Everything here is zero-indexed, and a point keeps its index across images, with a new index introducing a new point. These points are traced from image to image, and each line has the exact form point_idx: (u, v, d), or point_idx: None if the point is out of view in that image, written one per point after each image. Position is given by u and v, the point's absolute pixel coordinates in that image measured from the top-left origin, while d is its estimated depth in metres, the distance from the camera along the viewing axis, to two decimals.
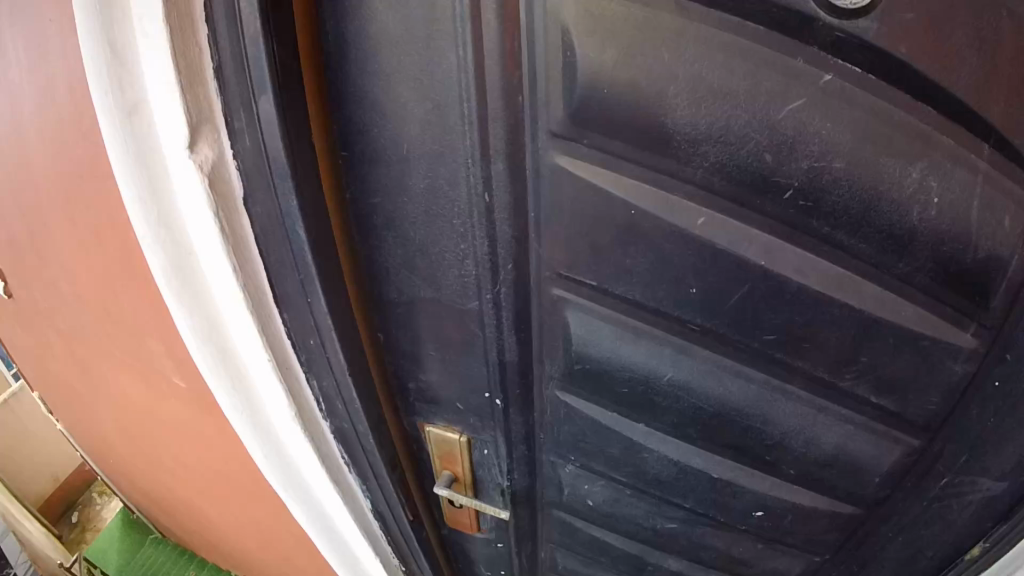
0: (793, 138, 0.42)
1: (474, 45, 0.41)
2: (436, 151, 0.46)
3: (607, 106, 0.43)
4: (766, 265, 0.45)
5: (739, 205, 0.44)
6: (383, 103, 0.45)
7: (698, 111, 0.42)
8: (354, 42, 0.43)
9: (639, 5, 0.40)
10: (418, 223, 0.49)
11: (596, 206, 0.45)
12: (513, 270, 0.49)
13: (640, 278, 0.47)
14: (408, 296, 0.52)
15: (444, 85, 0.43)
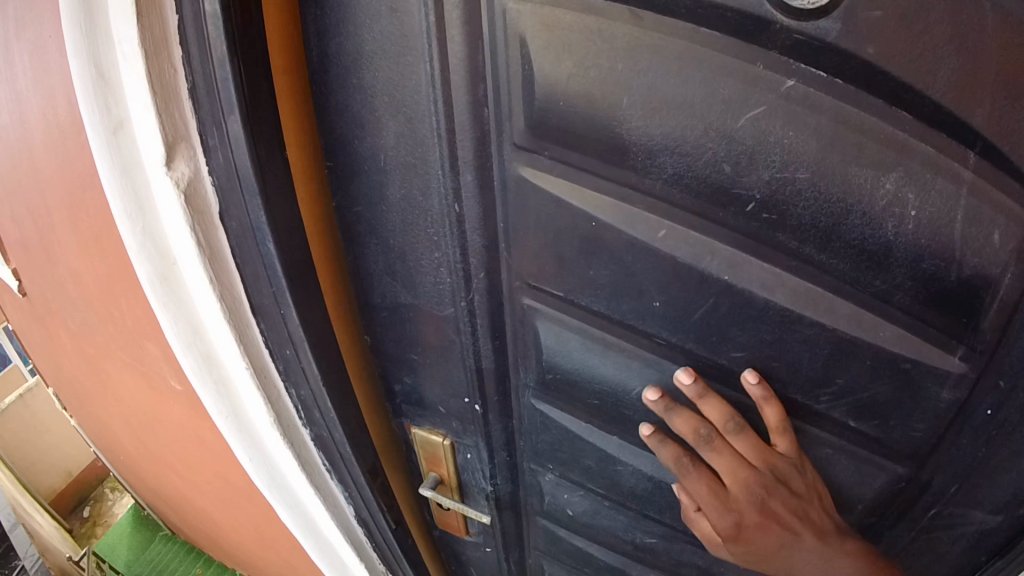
0: (752, 148, 0.40)
1: (440, 60, 0.41)
2: (410, 163, 0.45)
3: (566, 116, 0.42)
4: (730, 279, 0.44)
5: (700, 217, 0.43)
6: (361, 115, 0.45)
7: (652, 120, 0.41)
8: (334, 58, 0.43)
9: (591, 15, 0.39)
10: (396, 231, 0.49)
11: (560, 217, 0.45)
12: (485, 278, 0.48)
13: (604, 290, 0.46)
14: (391, 301, 0.52)
15: (412, 97, 0.42)
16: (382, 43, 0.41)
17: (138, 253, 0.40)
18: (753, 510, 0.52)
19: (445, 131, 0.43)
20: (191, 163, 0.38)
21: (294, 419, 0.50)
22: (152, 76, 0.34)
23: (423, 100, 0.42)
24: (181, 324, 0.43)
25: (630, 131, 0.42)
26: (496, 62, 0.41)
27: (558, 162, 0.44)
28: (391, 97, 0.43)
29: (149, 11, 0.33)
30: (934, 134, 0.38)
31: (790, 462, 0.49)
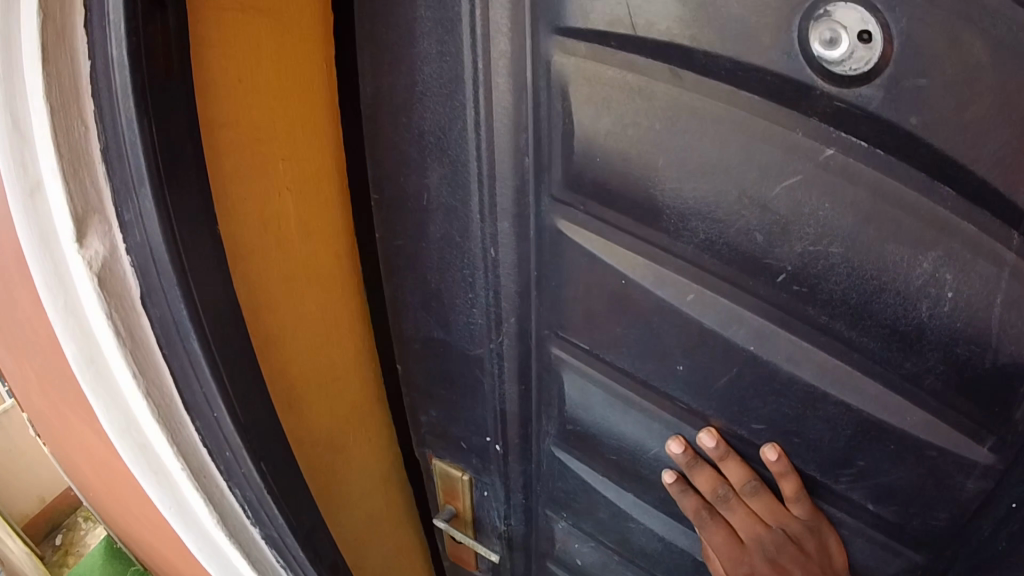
0: (786, 218, 0.40)
1: (486, 104, 0.43)
2: (452, 201, 0.46)
3: (603, 171, 0.42)
4: (756, 350, 0.43)
5: (731, 285, 0.43)
6: (408, 153, 0.47)
7: (688, 183, 0.41)
8: (387, 98, 0.46)
9: (634, 73, 0.40)
10: (435, 268, 0.50)
11: (591, 271, 0.45)
12: (516, 324, 0.48)
13: (630, 348, 0.46)
14: (422, 333, 0.53)
15: (459, 137, 0.44)
16: (435, 86, 0.44)
17: (65, 334, 0.38)
18: (765, 565, 0.50)
19: (485, 176, 0.44)
20: (107, 238, 0.36)
21: (242, 519, 0.46)
22: (57, 131, 0.33)
23: (467, 141, 0.44)
24: (113, 411, 0.40)
25: (664, 195, 0.42)
26: (541, 112, 0.42)
27: (593, 224, 0.44)
28: (439, 139, 0.45)
29: (58, 57, 0.32)
30: (978, 213, 0.38)
31: (803, 523, 0.47)
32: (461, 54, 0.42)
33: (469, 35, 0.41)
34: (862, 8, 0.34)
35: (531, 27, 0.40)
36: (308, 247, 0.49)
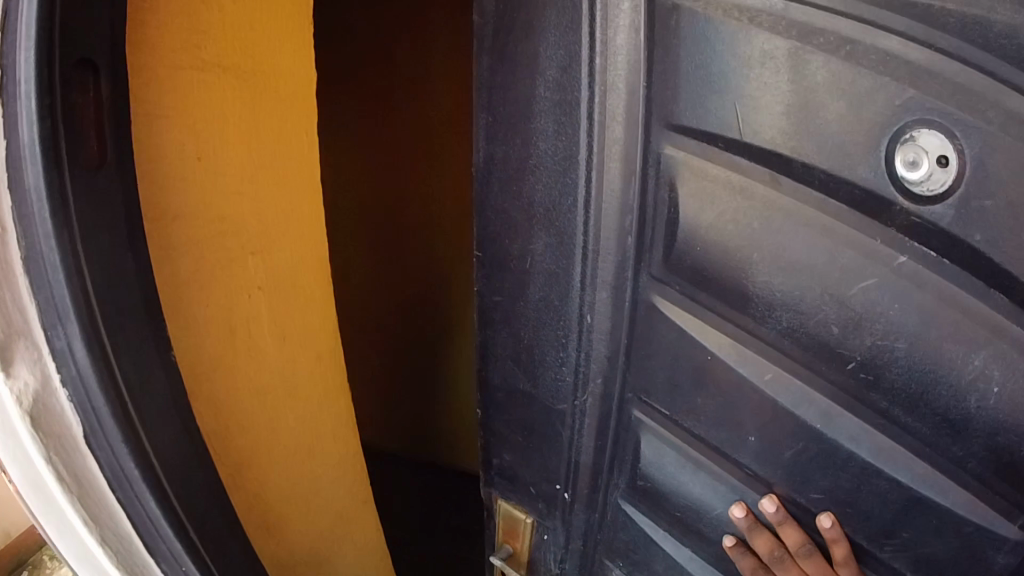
0: (860, 315, 0.45)
1: (599, 185, 0.48)
2: (554, 262, 0.52)
3: (701, 258, 0.47)
4: (822, 429, 0.48)
5: (806, 368, 0.47)
6: (518, 219, 0.53)
7: (777, 277, 0.46)
8: (503, 168, 0.53)
9: (736, 174, 0.45)
10: (529, 323, 0.56)
11: (681, 344, 0.49)
12: (602, 384, 0.53)
13: (707, 417, 0.51)
14: (509, 383, 0.59)
15: (564, 208, 0.50)
16: (550, 161, 0.50)
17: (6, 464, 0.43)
18: None
19: (588, 249, 0.50)
20: (37, 368, 0.42)
21: None
22: None
23: (575, 216, 0.50)
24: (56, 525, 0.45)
25: (757, 286, 0.46)
26: (648, 197, 0.47)
27: (686, 305, 0.49)
28: (547, 209, 0.51)
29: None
30: None
31: None
32: (577, 136, 0.48)
33: (587, 122, 0.47)
34: (942, 136, 0.39)
35: (645, 121, 0.46)
36: (242, 306, 0.62)
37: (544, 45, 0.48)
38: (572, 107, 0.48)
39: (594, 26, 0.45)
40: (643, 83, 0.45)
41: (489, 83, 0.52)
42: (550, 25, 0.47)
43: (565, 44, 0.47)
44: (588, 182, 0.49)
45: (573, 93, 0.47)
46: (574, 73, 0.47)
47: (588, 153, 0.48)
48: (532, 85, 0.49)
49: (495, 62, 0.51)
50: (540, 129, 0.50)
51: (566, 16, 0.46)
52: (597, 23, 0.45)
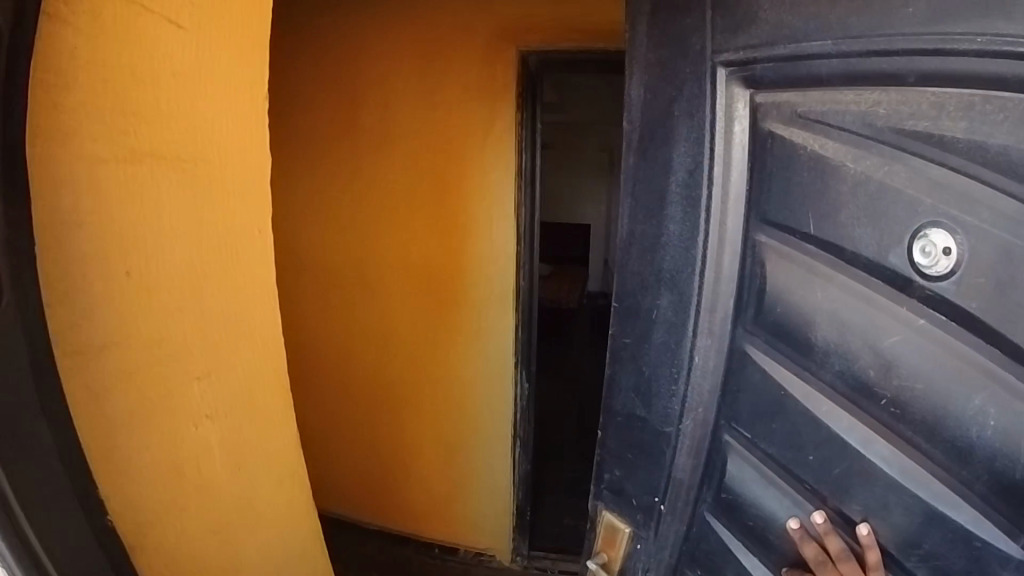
0: (890, 363, 0.62)
1: (712, 262, 0.75)
2: (675, 308, 0.80)
3: (785, 313, 0.70)
4: (861, 450, 0.65)
5: (853, 402, 0.65)
6: (652, 284, 0.83)
7: (834, 332, 0.65)
8: (648, 245, 0.83)
9: (809, 259, 0.67)
10: (650, 361, 0.84)
11: (763, 380, 0.72)
12: (702, 409, 0.79)
13: (776, 436, 0.72)
14: (628, 410, 0.89)
15: (684, 274, 0.78)
16: (677, 244, 0.78)
17: None
18: None
19: (703, 304, 0.77)
20: None
21: None
22: None
23: (693, 280, 0.77)
24: None
25: (818, 338, 0.66)
26: (746, 274, 0.73)
27: (767, 348, 0.72)
28: (672, 275, 0.80)
29: None
30: (1017, 367, 0.53)
31: None
32: (697, 225, 0.75)
33: (705, 214, 0.74)
34: (948, 233, 0.56)
35: (744, 214, 0.72)
36: (189, 436, 0.72)
37: (675, 155, 0.77)
38: (696, 204, 0.75)
39: (711, 150, 0.72)
40: (744, 185, 0.71)
41: (638, 171, 0.82)
42: (681, 144, 0.76)
43: (692, 156, 0.75)
44: (702, 257, 0.76)
45: (697, 193, 0.75)
46: (697, 181, 0.75)
47: (703, 236, 0.75)
48: (666, 183, 0.78)
49: (642, 159, 0.82)
50: (670, 217, 0.79)
51: (693, 137, 0.74)
52: (719, 145, 0.72)
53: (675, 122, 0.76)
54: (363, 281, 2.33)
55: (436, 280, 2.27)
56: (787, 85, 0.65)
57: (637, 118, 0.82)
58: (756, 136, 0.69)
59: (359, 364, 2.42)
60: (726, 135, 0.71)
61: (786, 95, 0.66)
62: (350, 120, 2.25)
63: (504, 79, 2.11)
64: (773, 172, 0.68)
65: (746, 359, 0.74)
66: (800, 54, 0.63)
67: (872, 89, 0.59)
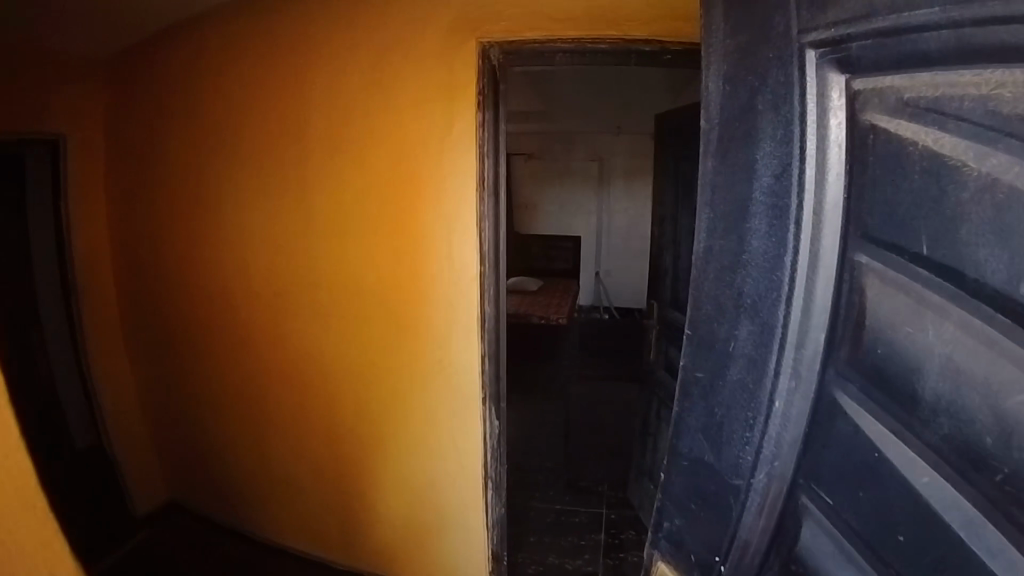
0: (1013, 428, 0.43)
1: (793, 289, 0.61)
2: (756, 340, 0.66)
3: (884, 353, 0.53)
4: (967, 539, 0.47)
5: (961, 475, 0.47)
6: (727, 310, 0.70)
7: (945, 381, 0.48)
8: (725, 264, 0.69)
9: (920, 283, 0.49)
10: (724, 401, 0.72)
11: (853, 439, 0.57)
12: (778, 466, 0.65)
13: (866, 505, 0.56)
14: (694, 453, 0.77)
15: (767, 300, 0.64)
16: (759, 263, 0.64)
17: None
18: None
19: (790, 340, 0.62)
20: None
21: None
22: None
23: (778, 307, 0.63)
24: None
25: (925, 390, 0.49)
26: (844, 304, 0.57)
27: (866, 403, 0.56)
28: (754, 300, 0.66)
29: None
30: None
31: None
32: (785, 240, 0.61)
33: (795, 227, 0.59)
34: None
35: (843, 228, 0.56)
36: None
37: (759, 154, 0.62)
38: (784, 217, 0.60)
39: (805, 146, 0.57)
40: (844, 193, 0.55)
41: (717, 174, 0.69)
42: (767, 139, 0.61)
43: (778, 154, 0.60)
44: (788, 279, 0.61)
45: (785, 203, 0.60)
46: (786, 188, 0.60)
47: (791, 251, 0.60)
48: (749, 188, 0.64)
49: (721, 159, 0.69)
50: (753, 230, 0.64)
51: (780, 135, 0.60)
52: (810, 142, 0.57)
53: (760, 111, 0.62)
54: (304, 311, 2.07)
55: (384, 312, 1.98)
56: (889, 66, 0.49)
57: (717, 110, 0.69)
58: (855, 132, 0.53)
59: (300, 394, 2.16)
60: (821, 131, 0.56)
61: (889, 79, 0.49)
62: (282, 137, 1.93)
63: (464, 88, 1.76)
64: (879, 176, 0.52)
65: (836, 410, 0.59)
66: (897, 26, 0.47)
67: (984, 65, 0.40)
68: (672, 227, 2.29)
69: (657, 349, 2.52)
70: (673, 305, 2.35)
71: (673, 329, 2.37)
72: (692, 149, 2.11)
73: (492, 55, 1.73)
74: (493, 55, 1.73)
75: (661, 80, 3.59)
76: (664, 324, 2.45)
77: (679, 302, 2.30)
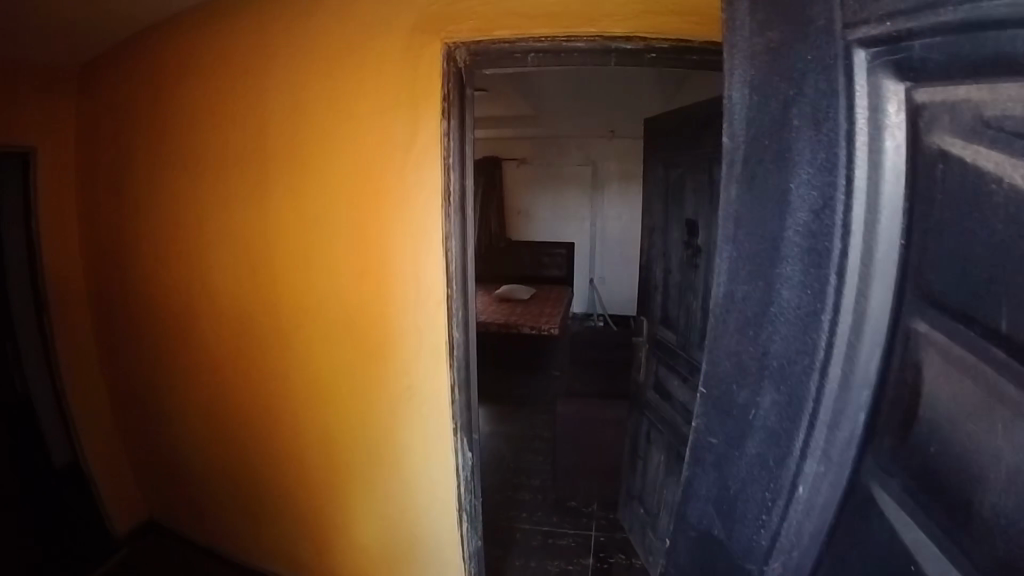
0: None
1: (827, 354, 0.42)
2: (778, 416, 0.46)
3: (940, 453, 0.37)
4: None
5: None
6: (746, 364, 0.49)
7: (1010, 489, 0.31)
8: (747, 307, 0.49)
9: (990, 350, 0.32)
10: (737, 475, 0.51)
11: (886, 548, 0.39)
12: (802, 557, 0.46)
13: None
14: (701, 524, 0.57)
15: (798, 371, 0.44)
16: (789, 320, 0.45)
17: None
18: None
19: (821, 421, 0.43)
20: None
21: None
22: None
23: (809, 379, 0.43)
24: None
25: (986, 505, 0.32)
26: (895, 375, 0.40)
27: (901, 505, 0.39)
28: (780, 365, 0.46)
29: None
30: None
31: None
32: (825, 293, 0.42)
33: (837, 281, 0.41)
34: None
35: (897, 285, 0.39)
36: None
37: (795, 182, 0.43)
38: (825, 261, 0.41)
39: (853, 171, 0.38)
40: (900, 237, 0.38)
41: (741, 210, 0.49)
42: (804, 161, 0.42)
43: (820, 183, 0.41)
44: (830, 352, 0.42)
45: (827, 246, 0.41)
46: (830, 227, 0.40)
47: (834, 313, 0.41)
48: (781, 228, 0.45)
49: (746, 189, 0.48)
50: (784, 276, 0.45)
51: (821, 158, 0.40)
52: (860, 174, 0.38)
53: (794, 130, 0.42)
54: (282, 325, 1.91)
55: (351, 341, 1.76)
56: (959, 71, 0.31)
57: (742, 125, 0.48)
58: (920, 165, 0.35)
59: (284, 409, 2.02)
60: (874, 154, 0.37)
61: (964, 90, 0.31)
62: (258, 138, 1.77)
63: (430, 98, 1.46)
64: (948, 223, 0.34)
65: (872, 509, 0.41)
66: (980, 17, 0.28)
67: None
68: (662, 241, 2.14)
69: (647, 367, 2.39)
70: (663, 322, 2.21)
71: (662, 348, 2.23)
72: (682, 160, 1.96)
73: (460, 56, 1.42)
74: (461, 57, 1.43)
75: (653, 85, 3.48)
76: (653, 341, 2.31)
77: (668, 320, 2.16)
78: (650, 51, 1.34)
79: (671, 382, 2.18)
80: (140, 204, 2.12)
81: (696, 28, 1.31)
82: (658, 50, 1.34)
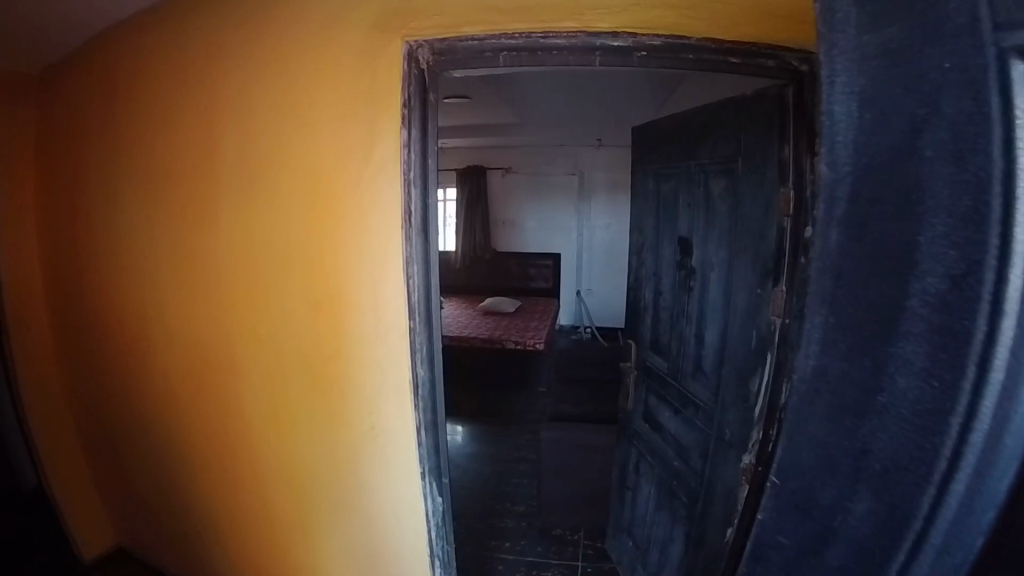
0: None
1: (952, 472, 0.29)
2: (873, 538, 0.35)
3: None
4: None
5: None
6: (826, 450, 0.38)
7: None
8: (829, 378, 0.38)
9: None
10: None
11: None
12: None
13: None
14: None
15: (907, 489, 0.32)
16: (903, 424, 0.32)
17: None
18: None
19: (933, 545, 0.31)
20: None
21: None
22: None
23: (923, 496, 0.31)
24: None
25: None
26: None
27: None
28: (879, 475, 0.34)
29: None
30: None
31: None
32: (956, 400, 0.29)
33: (976, 374, 0.27)
34: None
35: None
36: None
37: (922, 236, 0.31)
38: (962, 351, 0.28)
39: (1011, 233, 0.25)
40: None
41: (838, 263, 0.37)
42: (933, 209, 0.30)
43: (957, 246, 0.28)
44: (952, 488, 0.29)
45: (965, 333, 0.28)
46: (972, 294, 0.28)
47: (971, 428, 0.28)
48: (899, 295, 0.32)
49: (850, 238, 0.37)
50: (899, 356, 0.32)
51: (960, 188, 0.28)
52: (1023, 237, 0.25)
53: (923, 162, 0.31)
54: (233, 364, 1.65)
55: (303, 390, 1.49)
56: None
57: (847, 159, 0.36)
58: None
59: (247, 455, 1.77)
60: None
61: None
62: (202, 153, 1.52)
63: (386, 104, 1.21)
64: None
65: None
66: None
67: None
68: (653, 259, 1.98)
69: (635, 395, 2.22)
70: (652, 348, 2.06)
71: (653, 376, 2.07)
72: (675, 173, 1.80)
73: (422, 57, 1.19)
74: (423, 57, 1.19)
75: (642, 91, 3.31)
76: (643, 368, 2.15)
77: (659, 346, 2.00)
78: (641, 48, 1.18)
79: (662, 413, 2.02)
80: (94, 221, 1.89)
81: (696, 24, 1.16)
82: (650, 48, 1.18)
